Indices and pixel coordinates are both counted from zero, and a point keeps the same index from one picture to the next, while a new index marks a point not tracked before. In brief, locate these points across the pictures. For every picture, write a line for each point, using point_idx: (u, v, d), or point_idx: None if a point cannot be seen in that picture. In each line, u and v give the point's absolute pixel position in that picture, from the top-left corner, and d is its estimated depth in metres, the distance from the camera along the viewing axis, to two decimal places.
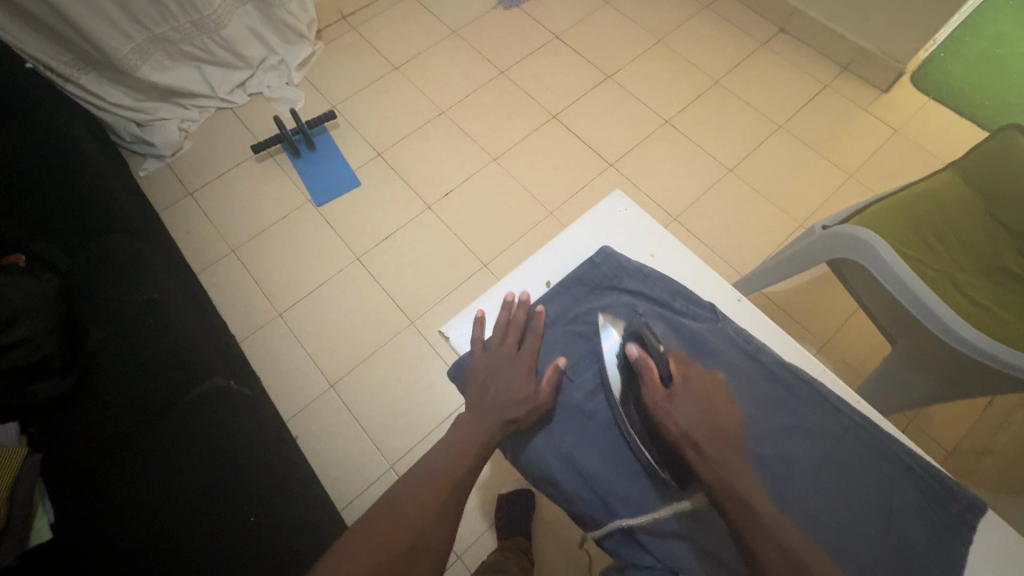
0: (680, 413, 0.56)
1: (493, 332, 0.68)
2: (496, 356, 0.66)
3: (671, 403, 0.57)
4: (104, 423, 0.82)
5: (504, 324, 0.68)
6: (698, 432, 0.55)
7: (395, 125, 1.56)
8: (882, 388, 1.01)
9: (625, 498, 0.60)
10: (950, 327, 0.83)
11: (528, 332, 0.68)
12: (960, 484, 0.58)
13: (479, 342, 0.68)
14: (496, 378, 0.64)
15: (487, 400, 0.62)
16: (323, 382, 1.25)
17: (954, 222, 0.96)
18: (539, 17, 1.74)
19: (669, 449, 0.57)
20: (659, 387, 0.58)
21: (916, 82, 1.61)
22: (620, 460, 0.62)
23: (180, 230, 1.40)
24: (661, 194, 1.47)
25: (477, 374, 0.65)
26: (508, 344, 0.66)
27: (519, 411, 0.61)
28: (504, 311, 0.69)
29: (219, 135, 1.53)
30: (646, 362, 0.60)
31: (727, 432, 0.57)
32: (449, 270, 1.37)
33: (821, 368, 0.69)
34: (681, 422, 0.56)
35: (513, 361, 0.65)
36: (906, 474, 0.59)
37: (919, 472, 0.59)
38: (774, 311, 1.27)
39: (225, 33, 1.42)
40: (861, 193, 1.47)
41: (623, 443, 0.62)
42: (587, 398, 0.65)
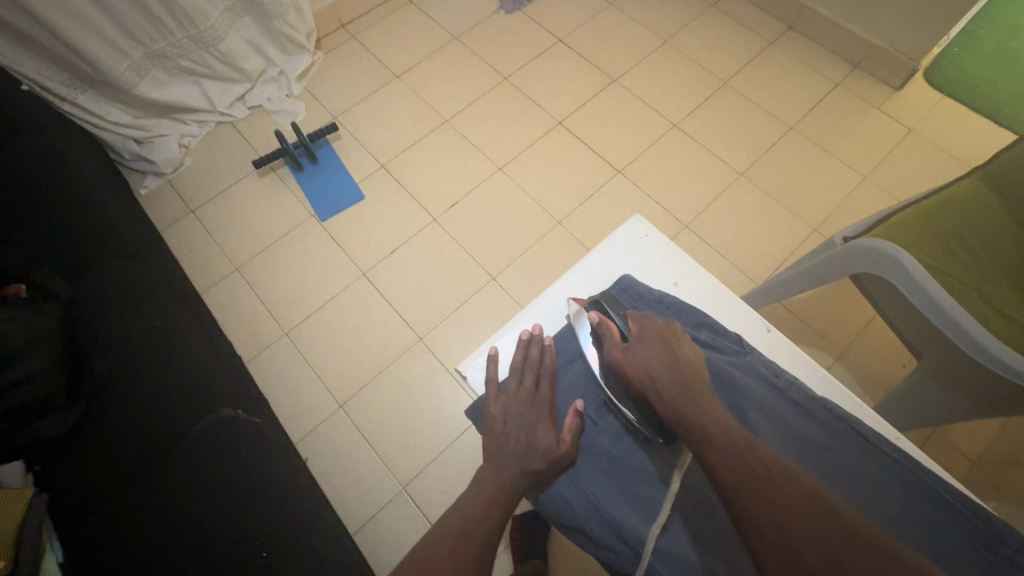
0: (636, 357, 0.61)
1: (511, 373, 0.66)
2: (514, 400, 0.64)
3: (628, 353, 0.62)
4: (110, 460, 0.80)
5: (520, 364, 0.67)
6: (658, 373, 0.59)
7: (398, 135, 1.54)
8: (906, 401, 0.98)
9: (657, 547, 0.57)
10: (983, 347, 0.80)
11: (544, 373, 0.66)
12: (1009, 525, 0.55)
13: (495, 384, 0.66)
14: (516, 423, 0.63)
15: (507, 446, 0.61)
16: (332, 402, 1.23)
17: (982, 232, 0.93)
18: (542, 20, 1.71)
19: (639, 396, 0.61)
20: (617, 342, 0.64)
21: (929, 78, 1.57)
22: (648, 502, 0.60)
23: (182, 249, 1.38)
24: (671, 200, 1.44)
25: (493, 421, 0.63)
26: (525, 385, 0.65)
27: (540, 459, 0.60)
28: (520, 349, 0.68)
29: (219, 151, 1.51)
30: (604, 323, 0.66)
31: (692, 375, 0.59)
32: (457, 283, 1.35)
33: (858, 406, 0.68)
34: (638, 365, 0.61)
35: (533, 404, 0.64)
36: (951, 515, 0.57)
37: (965, 512, 0.57)
38: (790, 321, 1.24)
39: (223, 47, 1.39)
40: (876, 195, 1.43)
41: (650, 489, 0.61)
42: (612, 440, 0.64)
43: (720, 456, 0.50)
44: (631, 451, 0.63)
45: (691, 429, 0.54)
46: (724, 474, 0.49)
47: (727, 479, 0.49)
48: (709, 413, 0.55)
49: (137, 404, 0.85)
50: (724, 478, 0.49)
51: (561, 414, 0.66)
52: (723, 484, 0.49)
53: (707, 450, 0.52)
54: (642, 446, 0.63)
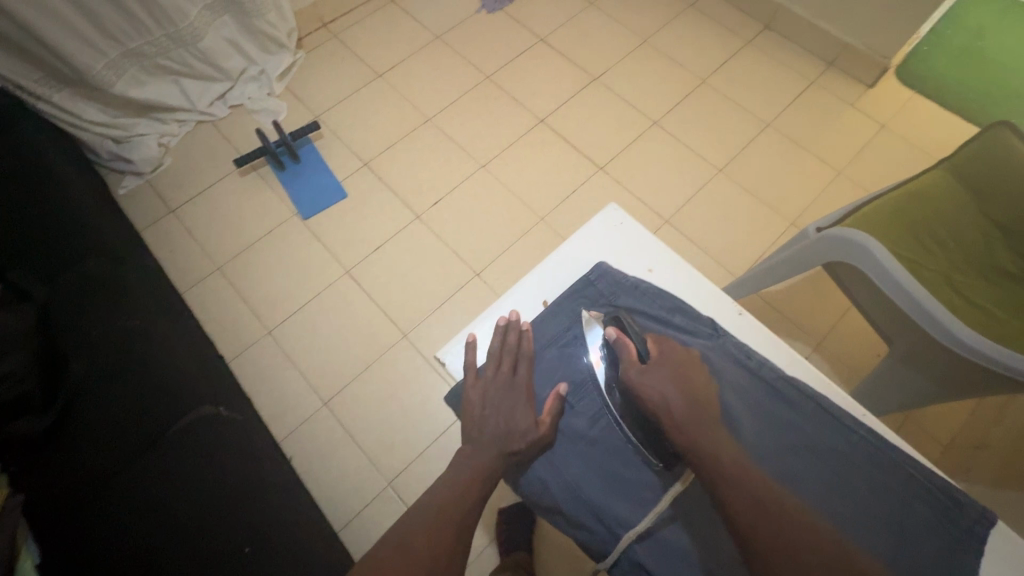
0: (652, 382, 0.60)
1: (489, 358, 0.66)
2: (492, 385, 0.65)
3: (646, 375, 0.61)
4: (86, 459, 0.79)
5: (498, 349, 0.67)
6: (672, 401, 0.58)
7: (380, 134, 1.54)
8: (879, 388, 1.01)
9: (631, 526, 0.59)
10: (952, 333, 0.82)
11: (522, 357, 0.67)
12: (968, 495, 0.59)
13: (473, 370, 0.66)
14: (495, 409, 0.63)
15: (486, 431, 0.62)
16: (316, 400, 1.22)
17: (950, 222, 0.96)
18: (523, 20, 1.73)
19: (648, 418, 0.60)
20: (634, 362, 0.62)
21: (900, 76, 1.61)
22: (624, 483, 0.61)
23: (162, 249, 1.37)
24: (652, 196, 1.46)
25: (472, 407, 0.64)
26: (503, 371, 0.65)
27: (519, 442, 0.61)
28: (497, 335, 0.67)
29: (200, 150, 1.49)
30: (623, 341, 0.64)
31: (706, 406, 0.58)
32: (441, 280, 1.35)
33: (827, 383, 0.70)
34: (653, 391, 0.59)
35: (511, 389, 0.64)
36: (915, 489, 0.59)
37: (927, 486, 0.59)
38: (769, 313, 1.27)
39: (202, 46, 1.39)
40: (850, 189, 1.47)
41: (627, 470, 0.62)
42: (590, 423, 0.64)
43: (731, 486, 0.52)
44: (608, 433, 0.64)
45: (704, 460, 0.54)
46: (736, 507, 0.51)
47: (739, 514, 0.51)
48: (722, 449, 0.55)
49: (114, 403, 0.84)
50: (732, 508, 0.52)
51: (540, 399, 0.66)
52: (734, 520, 0.51)
53: (718, 482, 0.53)
54: (618, 427, 0.63)
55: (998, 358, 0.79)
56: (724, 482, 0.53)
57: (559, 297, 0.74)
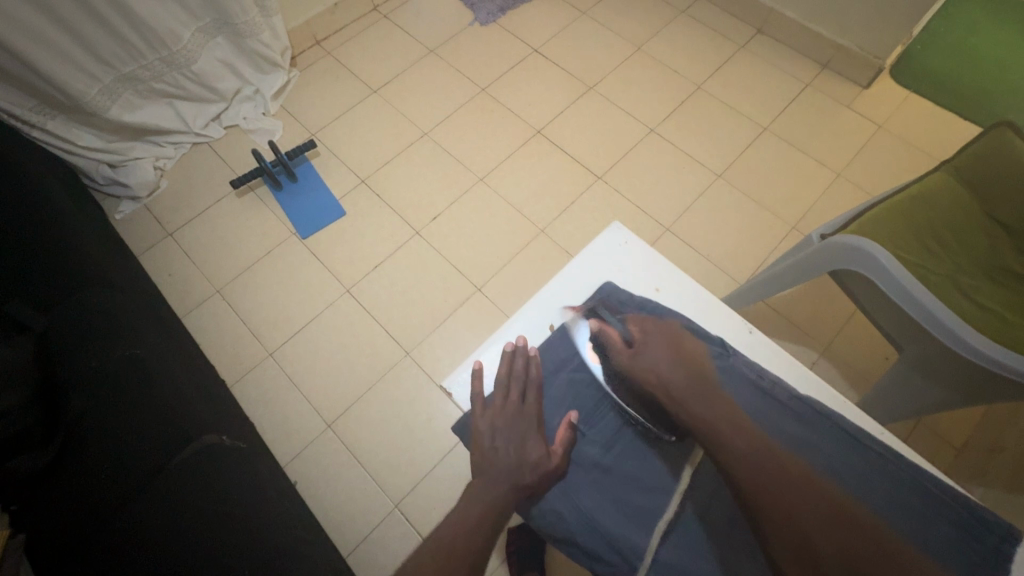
0: (645, 363, 0.62)
1: (496, 387, 0.65)
2: (501, 414, 0.63)
3: (636, 358, 0.63)
4: (88, 495, 0.77)
5: (505, 377, 0.66)
6: (668, 375, 0.61)
7: (377, 150, 1.53)
8: (890, 393, 1.00)
9: (648, 555, 0.57)
10: (964, 339, 0.81)
11: (531, 384, 0.66)
12: (993, 513, 0.57)
13: (480, 400, 0.65)
14: (505, 439, 0.62)
15: (497, 460, 0.60)
16: (320, 422, 1.21)
17: (953, 225, 0.96)
18: (517, 31, 1.73)
19: (648, 398, 0.62)
20: (622, 348, 0.64)
21: (895, 76, 1.62)
22: (638, 511, 0.60)
23: (161, 273, 1.36)
24: (653, 204, 1.45)
25: (481, 436, 0.62)
26: (512, 399, 0.64)
27: (531, 474, 0.59)
28: (505, 362, 0.67)
29: (196, 172, 1.49)
30: (605, 331, 0.67)
31: (700, 375, 0.61)
32: (443, 296, 1.34)
33: (842, 401, 0.69)
34: (648, 369, 0.62)
35: (520, 417, 0.63)
36: (937, 506, 0.58)
37: (951, 503, 0.58)
38: (774, 319, 1.26)
39: (196, 67, 1.38)
40: (851, 191, 1.46)
41: (642, 496, 0.61)
42: (602, 450, 0.63)
43: (736, 456, 0.53)
44: (621, 459, 0.63)
45: (707, 434, 0.56)
46: (741, 477, 0.52)
47: (743, 483, 0.52)
48: (722, 414, 0.57)
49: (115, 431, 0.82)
50: (737, 476, 0.53)
51: (551, 427, 0.65)
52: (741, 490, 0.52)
53: (724, 455, 0.54)
54: (632, 451, 0.63)
55: (1008, 362, 0.78)
56: (727, 455, 0.54)
57: (564, 321, 0.73)
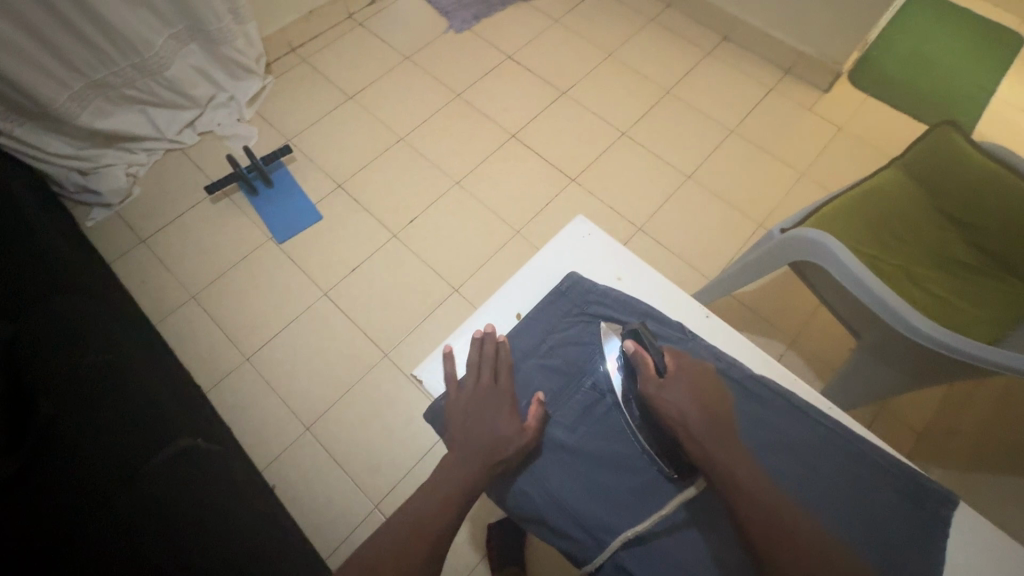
0: (672, 399, 0.60)
1: (470, 368, 0.67)
2: (474, 396, 0.65)
3: (664, 391, 0.61)
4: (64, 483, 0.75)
5: (478, 359, 0.67)
6: (692, 417, 0.59)
7: (354, 154, 1.54)
8: (851, 380, 1.04)
9: (609, 528, 0.60)
10: (906, 320, 0.85)
11: (502, 367, 0.67)
12: (934, 481, 0.61)
13: (455, 381, 0.67)
14: (479, 417, 0.63)
15: (470, 438, 0.61)
16: (298, 425, 1.21)
17: (905, 218, 1.01)
18: (491, 38, 1.76)
19: (666, 434, 0.61)
20: (652, 377, 0.62)
21: (854, 80, 1.69)
22: (607, 491, 0.62)
23: (133, 280, 1.34)
24: (625, 204, 1.49)
25: (455, 418, 0.64)
26: (484, 380, 0.66)
27: (507, 449, 0.61)
28: (475, 347, 0.68)
29: (170, 178, 1.48)
30: (641, 354, 0.64)
31: (722, 417, 0.60)
32: (421, 297, 1.36)
33: (795, 379, 0.71)
34: (672, 407, 0.60)
35: (495, 397, 0.65)
36: (883, 476, 0.62)
37: (896, 472, 0.62)
38: (743, 313, 1.30)
39: (169, 74, 1.38)
40: (814, 190, 1.52)
41: (605, 475, 0.63)
42: (573, 434, 0.65)
43: (746, 500, 0.54)
44: (591, 442, 0.65)
45: (721, 476, 0.56)
46: (751, 521, 0.54)
47: (752, 526, 0.53)
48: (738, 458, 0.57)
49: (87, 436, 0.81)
50: (746, 522, 0.54)
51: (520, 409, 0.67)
52: (751, 537, 0.53)
53: (736, 499, 0.55)
54: (593, 432, 0.65)
55: (947, 341, 0.82)
56: (740, 498, 0.55)
57: (531, 311, 0.75)
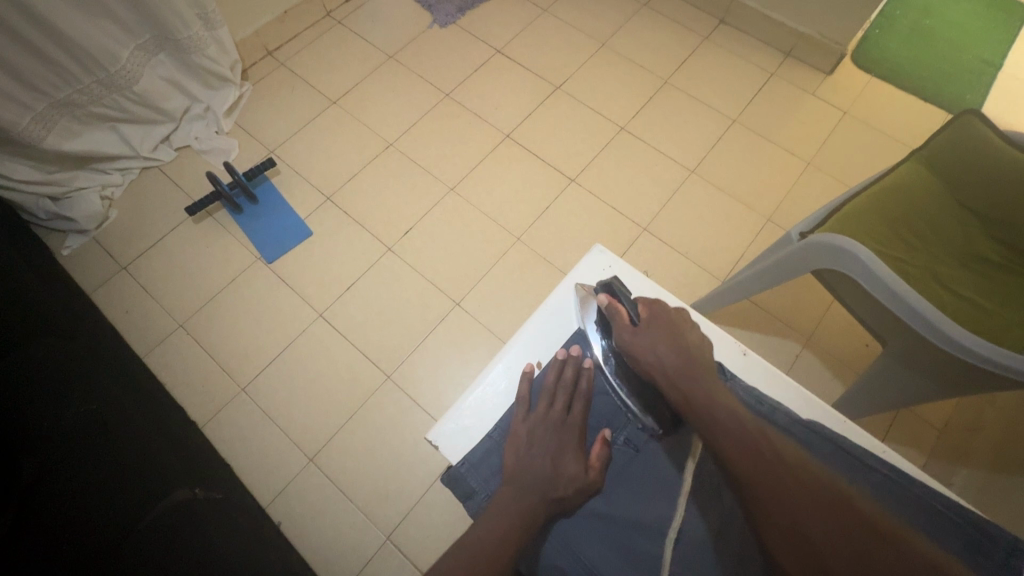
0: (645, 343, 0.62)
1: (544, 393, 0.69)
2: (544, 422, 0.66)
3: (636, 336, 0.63)
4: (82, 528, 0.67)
5: (553, 383, 0.70)
6: (666, 357, 0.60)
7: (341, 164, 1.47)
8: (876, 384, 1.01)
9: None
10: (949, 334, 0.79)
11: (578, 396, 0.69)
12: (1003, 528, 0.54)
13: (526, 406, 0.69)
14: (542, 446, 0.64)
15: (529, 470, 0.62)
16: (301, 457, 1.16)
17: (927, 215, 0.96)
18: (477, 32, 1.68)
19: (647, 380, 0.62)
20: (627, 325, 0.65)
21: (857, 62, 1.63)
22: (643, 559, 0.55)
23: (117, 310, 1.27)
24: (627, 203, 1.43)
25: (520, 443, 0.65)
26: (557, 407, 0.68)
27: (565, 487, 0.60)
28: (555, 368, 0.72)
29: (148, 199, 1.40)
30: (615, 306, 0.68)
31: (696, 357, 0.60)
32: (421, 313, 1.30)
33: (847, 427, 0.70)
34: (644, 349, 0.61)
35: (562, 428, 0.66)
36: (945, 525, 0.56)
37: (960, 522, 0.55)
38: (755, 314, 1.26)
39: (138, 88, 1.29)
40: (821, 179, 1.47)
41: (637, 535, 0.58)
42: (608, 504, 0.61)
43: (725, 433, 0.50)
44: (625, 504, 0.61)
45: (696, 410, 0.53)
46: (730, 454, 0.48)
47: (732, 458, 0.48)
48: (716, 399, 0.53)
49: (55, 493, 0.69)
50: (725, 450, 0.49)
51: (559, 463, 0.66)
52: (730, 466, 0.48)
53: (714, 433, 0.51)
54: (628, 490, 0.62)
55: (981, 351, 0.78)
56: (719, 434, 0.50)
57: (553, 359, 0.74)
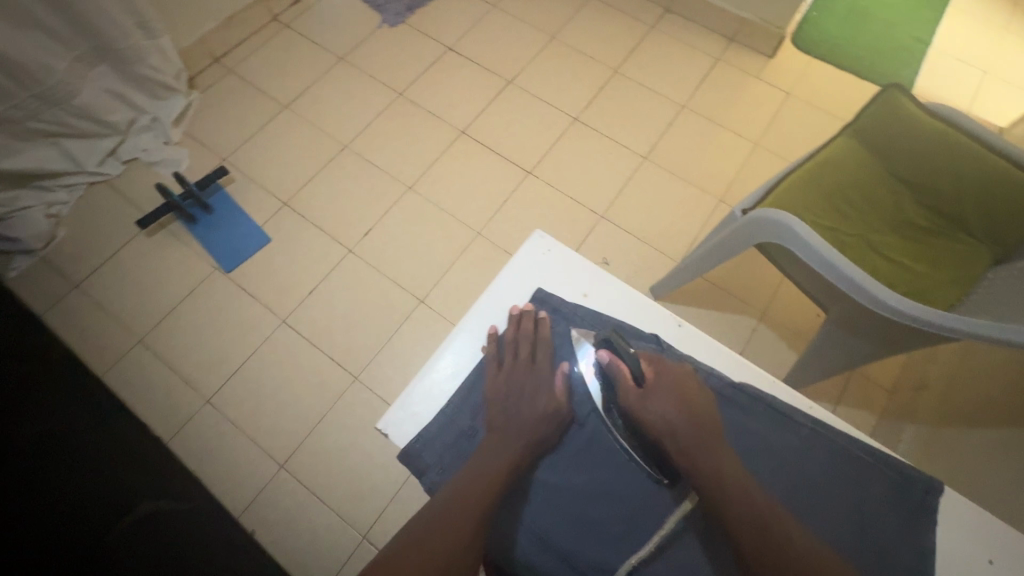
0: (654, 409, 0.61)
1: (506, 347, 0.73)
2: (512, 374, 0.70)
3: (645, 402, 0.62)
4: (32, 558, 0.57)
5: (512, 337, 0.73)
6: (676, 424, 0.60)
7: (297, 169, 1.46)
8: (825, 351, 1.06)
9: (592, 560, 0.60)
10: (876, 298, 0.84)
11: (538, 343, 0.73)
12: (920, 472, 0.64)
13: (494, 361, 0.73)
14: (515, 394, 0.68)
15: (508, 419, 0.66)
16: (272, 464, 1.15)
17: (859, 186, 1.01)
18: (428, 30, 1.68)
19: (652, 443, 0.62)
20: (632, 388, 0.63)
21: (797, 45, 1.69)
22: (597, 527, 0.61)
23: (72, 329, 1.25)
24: (584, 191, 1.46)
25: (495, 396, 0.69)
26: (522, 357, 0.71)
27: (534, 432, 0.63)
28: (512, 324, 0.74)
29: (98, 214, 1.37)
30: (617, 364, 0.66)
31: (705, 424, 0.60)
32: (386, 312, 1.30)
33: (775, 382, 0.73)
34: (654, 416, 0.61)
35: (529, 374, 0.70)
36: (873, 472, 0.65)
37: (886, 468, 0.65)
38: (712, 292, 1.30)
39: (79, 101, 1.26)
40: (768, 159, 1.52)
41: (591, 512, 0.62)
42: (559, 475, 0.64)
43: (739, 521, 0.54)
44: (575, 477, 0.64)
45: (711, 493, 0.56)
46: (746, 543, 0.53)
47: (748, 548, 0.53)
48: (728, 477, 0.56)
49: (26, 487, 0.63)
50: (742, 543, 0.53)
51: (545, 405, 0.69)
52: (745, 554, 0.53)
53: (729, 512, 0.55)
54: (578, 465, 0.65)
55: (912, 313, 0.82)
56: (730, 513, 0.54)
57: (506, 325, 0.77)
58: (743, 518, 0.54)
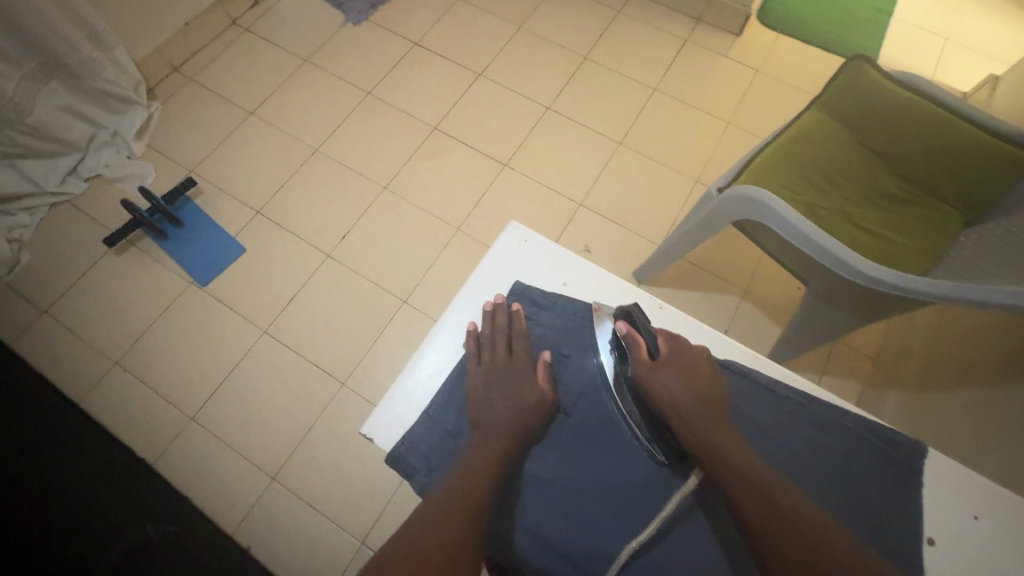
0: (661, 380, 0.62)
1: (484, 342, 0.72)
2: (492, 368, 0.69)
3: (654, 372, 0.62)
4: None
5: (491, 332, 0.73)
6: (681, 398, 0.60)
7: (268, 176, 1.43)
8: (808, 324, 1.07)
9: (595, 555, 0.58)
10: (846, 262, 0.85)
11: (515, 335, 0.73)
12: (901, 434, 0.65)
13: (473, 359, 0.71)
14: (499, 389, 0.67)
15: (493, 415, 0.65)
16: (263, 477, 1.13)
17: (830, 157, 1.02)
18: (393, 26, 1.65)
19: (657, 416, 0.62)
20: (645, 359, 0.64)
21: (763, 22, 1.69)
22: (597, 522, 0.60)
23: (44, 356, 1.21)
24: (562, 181, 1.45)
25: (476, 393, 0.68)
26: (500, 351, 0.70)
27: (518, 425, 0.64)
28: (487, 320, 0.74)
29: (63, 235, 1.32)
30: (634, 337, 0.66)
31: (710, 398, 0.61)
32: (369, 316, 1.29)
33: (756, 357, 0.75)
34: (660, 385, 0.61)
35: (510, 367, 0.69)
36: (859, 442, 0.65)
37: (872, 438, 0.65)
38: (695, 272, 1.31)
39: (32, 119, 1.21)
40: (741, 137, 1.53)
41: (588, 506, 0.61)
42: (548, 467, 0.64)
43: (739, 483, 0.54)
44: (565, 470, 0.64)
45: (714, 460, 0.56)
46: (748, 510, 0.52)
47: (750, 514, 0.52)
48: (730, 447, 0.56)
49: None
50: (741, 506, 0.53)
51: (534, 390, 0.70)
52: (744, 516, 0.52)
53: (730, 481, 0.54)
54: (568, 456, 0.65)
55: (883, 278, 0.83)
56: (731, 485, 0.54)
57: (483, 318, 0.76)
58: (745, 486, 0.53)
